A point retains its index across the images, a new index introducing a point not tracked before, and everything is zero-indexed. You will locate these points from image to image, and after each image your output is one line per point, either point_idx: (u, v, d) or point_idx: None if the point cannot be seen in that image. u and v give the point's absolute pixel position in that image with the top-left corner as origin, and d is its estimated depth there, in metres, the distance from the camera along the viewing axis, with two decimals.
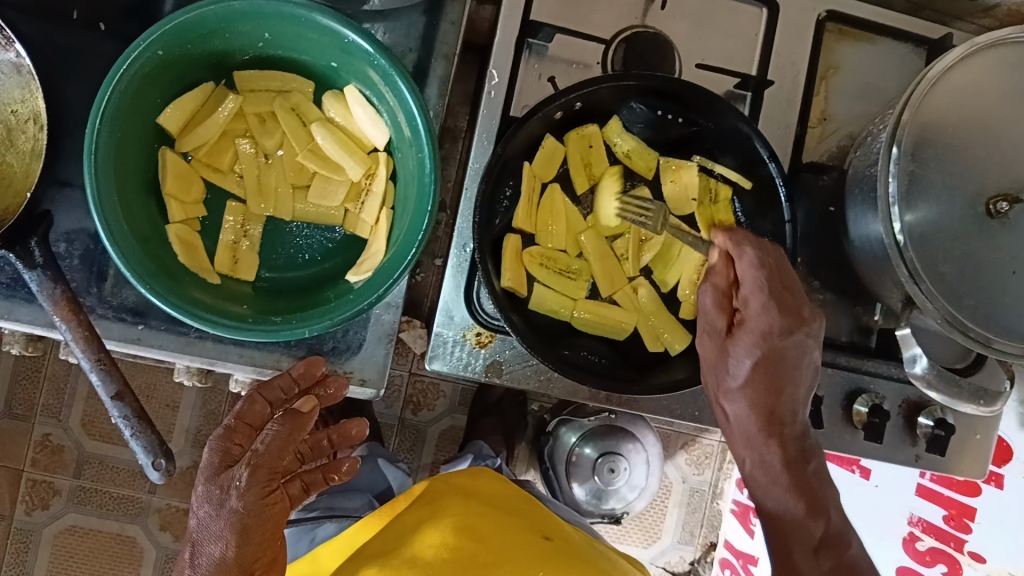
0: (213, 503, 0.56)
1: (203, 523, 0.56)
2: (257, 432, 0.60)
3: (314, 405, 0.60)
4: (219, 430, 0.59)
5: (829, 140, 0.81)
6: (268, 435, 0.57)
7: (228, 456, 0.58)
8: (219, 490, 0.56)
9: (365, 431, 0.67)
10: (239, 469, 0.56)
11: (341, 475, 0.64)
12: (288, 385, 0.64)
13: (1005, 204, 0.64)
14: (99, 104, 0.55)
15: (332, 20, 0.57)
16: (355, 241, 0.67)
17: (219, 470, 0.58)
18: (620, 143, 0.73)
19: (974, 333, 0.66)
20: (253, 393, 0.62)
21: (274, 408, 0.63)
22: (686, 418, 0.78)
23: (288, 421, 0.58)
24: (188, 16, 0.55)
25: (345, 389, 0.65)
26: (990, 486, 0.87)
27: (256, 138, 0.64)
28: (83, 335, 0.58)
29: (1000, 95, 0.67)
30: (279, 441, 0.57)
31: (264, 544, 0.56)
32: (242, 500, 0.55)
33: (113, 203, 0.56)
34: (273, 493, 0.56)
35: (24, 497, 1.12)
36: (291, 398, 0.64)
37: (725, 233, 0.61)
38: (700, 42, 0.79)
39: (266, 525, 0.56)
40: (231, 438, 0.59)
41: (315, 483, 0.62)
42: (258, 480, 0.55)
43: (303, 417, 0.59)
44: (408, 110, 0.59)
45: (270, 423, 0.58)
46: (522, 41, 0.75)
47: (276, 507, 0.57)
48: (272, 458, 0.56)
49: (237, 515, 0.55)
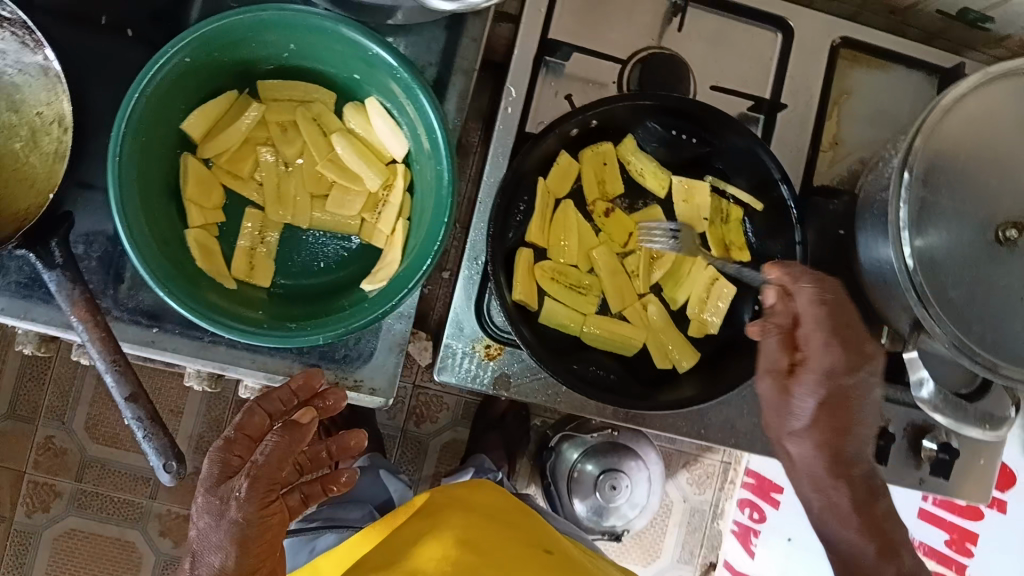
0: (212, 514, 0.57)
1: (204, 533, 0.58)
2: (256, 444, 0.61)
3: (313, 416, 0.61)
4: (219, 442, 0.60)
5: (841, 163, 0.82)
6: (267, 446, 0.57)
7: (228, 467, 0.59)
8: (219, 501, 0.57)
9: (364, 442, 0.68)
10: (238, 481, 0.56)
11: (339, 487, 0.65)
12: (286, 396, 0.64)
13: (1014, 232, 0.65)
14: (126, 109, 0.56)
15: (356, 33, 0.58)
16: (371, 251, 0.67)
17: (220, 480, 0.58)
18: (634, 162, 0.75)
19: (982, 359, 0.66)
20: (253, 404, 0.62)
21: (274, 420, 0.63)
22: (692, 437, 0.78)
23: (287, 433, 0.58)
24: (216, 25, 0.57)
25: (343, 401, 0.65)
26: (993, 511, 0.87)
27: (277, 146, 0.65)
28: (99, 337, 0.59)
29: (1012, 124, 0.68)
30: (279, 452, 0.57)
31: (262, 554, 0.58)
32: (240, 511, 0.56)
33: (135, 207, 0.57)
34: (272, 505, 0.57)
35: (25, 499, 1.12)
36: (290, 410, 0.64)
37: (782, 268, 0.63)
38: (716, 64, 0.80)
39: (265, 535, 0.57)
40: (232, 449, 0.60)
41: (313, 494, 0.63)
42: (258, 492, 0.56)
43: (302, 429, 0.59)
44: (428, 123, 0.60)
45: (269, 435, 0.58)
46: (539, 59, 0.76)
47: (275, 519, 0.58)
48: (271, 469, 0.56)
49: (236, 526, 0.56)
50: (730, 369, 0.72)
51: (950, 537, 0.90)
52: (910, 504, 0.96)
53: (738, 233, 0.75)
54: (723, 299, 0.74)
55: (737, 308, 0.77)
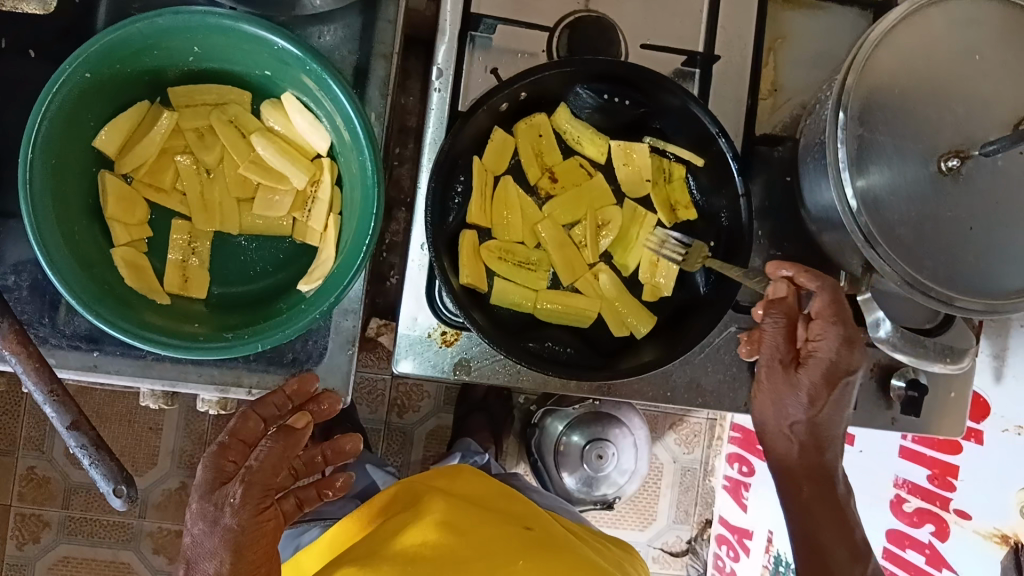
0: (207, 520, 0.57)
1: (197, 540, 0.57)
2: (251, 449, 0.61)
3: (308, 421, 0.61)
4: (212, 448, 0.60)
5: (782, 110, 0.80)
6: (262, 451, 0.58)
7: (222, 473, 0.59)
8: (213, 507, 0.57)
9: (360, 446, 0.69)
10: (232, 487, 0.57)
11: (335, 492, 0.65)
12: (281, 402, 0.64)
13: (956, 161, 0.63)
14: (29, 132, 0.54)
15: (260, 28, 0.57)
16: (306, 250, 0.66)
17: (214, 487, 0.58)
18: (569, 129, 0.73)
19: (936, 293, 0.66)
20: (246, 408, 0.62)
21: (268, 424, 0.63)
22: (658, 400, 0.77)
23: (281, 438, 0.59)
24: (112, 36, 0.55)
25: (338, 405, 0.65)
26: (970, 442, 0.86)
27: (195, 153, 0.63)
28: (33, 367, 0.57)
29: (946, 50, 0.66)
30: (274, 458, 0.58)
31: (258, 562, 0.57)
32: (235, 517, 0.55)
33: (53, 231, 0.56)
34: (267, 511, 0.57)
35: (14, 532, 1.11)
36: (284, 415, 0.64)
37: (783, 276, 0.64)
38: (645, 21, 0.78)
39: (259, 543, 0.57)
40: (225, 455, 0.60)
41: (308, 498, 0.64)
42: (252, 498, 0.56)
43: (296, 434, 0.60)
44: (345, 113, 0.58)
45: (263, 440, 0.59)
46: (464, 34, 0.74)
47: (270, 525, 0.58)
48: (265, 475, 0.57)
49: (231, 533, 0.55)
50: (689, 329, 0.71)
51: (932, 473, 0.90)
52: (890, 443, 0.96)
53: (682, 191, 0.75)
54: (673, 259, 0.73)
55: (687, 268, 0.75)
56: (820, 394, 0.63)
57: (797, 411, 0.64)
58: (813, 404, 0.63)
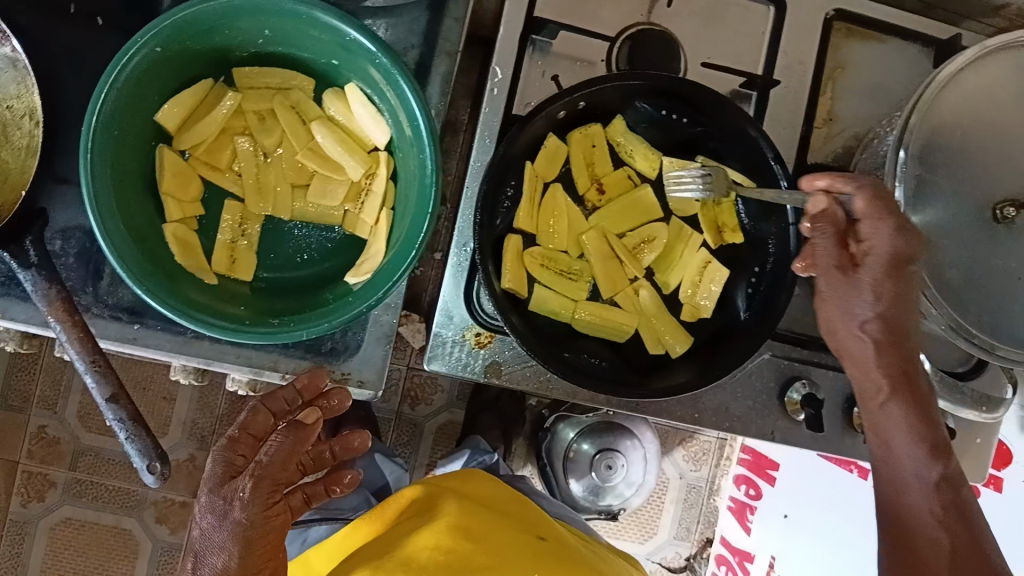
0: (216, 514, 0.56)
1: (206, 534, 0.56)
2: (259, 443, 0.61)
3: (317, 416, 0.60)
4: (223, 441, 0.59)
5: (836, 140, 0.79)
6: (272, 446, 0.57)
7: (232, 467, 0.58)
8: (222, 501, 0.56)
9: (369, 441, 0.64)
10: (241, 480, 0.56)
11: (342, 488, 0.61)
12: (291, 397, 0.64)
13: (1012, 210, 0.65)
14: (96, 102, 0.54)
15: (333, 18, 0.56)
16: (354, 242, 0.66)
17: (223, 480, 0.58)
18: (623, 143, 0.73)
19: (978, 339, 0.65)
20: (257, 402, 0.62)
21: (278, 420, 0.62)
22: (685, 421, 0.77)
23: (292, 432, 0.58)
24: (187, 13, 0.55)
25: (347, 400, 0.65)
26: (989, 490, 0.85)
27: (255, 136, 0.63)
28: (78, 336, 0.57)
29: (1009, 97, 0.67)
30: (283, 453, 0.57)
31: (266, 555, 0.56)
32: (244, 511, 0.55)
33: (109, 202, 0.55)
34: (276, 506, 0.56)
35: (20, 489, 1.09)
36: (294, 410, 0.63)
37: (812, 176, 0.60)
38: (707, 40, 0.78)
39: (268, 537, 0.56)
40: (235, 449, 0.60)
41: (316, 495, 0.61)
42: (262, 492, 0.55)
43: (306, 429, 0.59)
44: (410, 110, 0.58)
45: (274, 434, 0.58)
46: (526, 37, 0.74)
47: (278, 520, 0.57)
48: (275, 470, 0.56)
49: (241, 527, 0.54)
50: (724, 353, 0.71)
51: None
52: None
53: (730, 214, 0.74)
54: (716, 282, 0.73)
55: (730, 292, 0.75)
56: (890, 286, 0.60)
57: (866, 311, 0.60)
58: (884, 295, 0.59)
